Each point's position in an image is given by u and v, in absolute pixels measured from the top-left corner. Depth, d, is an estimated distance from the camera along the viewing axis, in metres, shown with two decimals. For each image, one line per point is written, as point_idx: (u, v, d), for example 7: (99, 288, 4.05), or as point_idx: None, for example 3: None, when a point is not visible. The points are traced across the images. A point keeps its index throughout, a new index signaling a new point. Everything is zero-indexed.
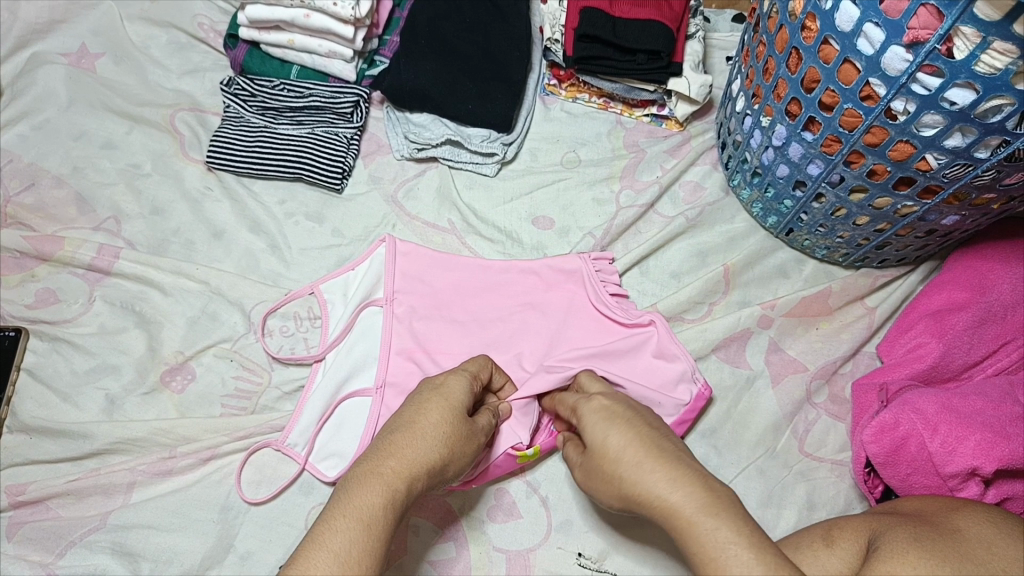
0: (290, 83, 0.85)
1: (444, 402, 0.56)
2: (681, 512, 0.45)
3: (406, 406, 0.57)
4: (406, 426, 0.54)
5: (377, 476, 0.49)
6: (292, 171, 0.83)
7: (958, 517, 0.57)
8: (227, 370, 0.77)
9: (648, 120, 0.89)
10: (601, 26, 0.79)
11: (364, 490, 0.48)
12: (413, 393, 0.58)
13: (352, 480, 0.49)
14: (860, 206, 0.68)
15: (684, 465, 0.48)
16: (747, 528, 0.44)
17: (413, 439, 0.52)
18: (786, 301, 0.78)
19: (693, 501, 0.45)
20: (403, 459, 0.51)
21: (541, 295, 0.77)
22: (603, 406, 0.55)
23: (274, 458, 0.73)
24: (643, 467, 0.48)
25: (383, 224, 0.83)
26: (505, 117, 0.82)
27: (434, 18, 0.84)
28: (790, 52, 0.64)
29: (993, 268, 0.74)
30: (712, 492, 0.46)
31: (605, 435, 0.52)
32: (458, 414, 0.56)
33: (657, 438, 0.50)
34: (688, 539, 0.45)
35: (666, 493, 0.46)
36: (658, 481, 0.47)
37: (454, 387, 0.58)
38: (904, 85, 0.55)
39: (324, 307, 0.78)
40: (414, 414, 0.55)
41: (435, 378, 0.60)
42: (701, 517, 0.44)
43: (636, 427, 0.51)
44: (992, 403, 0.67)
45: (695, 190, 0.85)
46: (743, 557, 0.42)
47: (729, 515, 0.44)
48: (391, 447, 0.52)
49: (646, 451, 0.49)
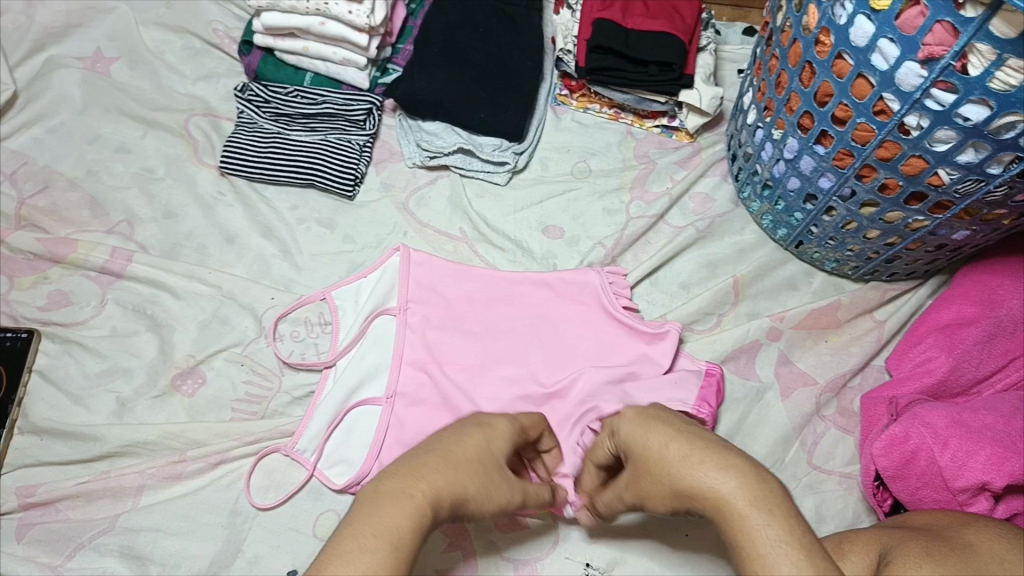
0: (304, 89, 0.86)
1: (489, 443, 0.56)
2: (735, 505, 0.46)
3: (448, 434, 0.56)
4: (447, 453, 0.53)
5: (407, 498, 0.48)
6: (304, 178, 0.83)
7: (970, 529, 0.57)
8: (237, 374, 0.76)
9: (658, 131, 0.89)
10: (614, 38, 0.80)
11: (393, 509, 0.47)
12: (464, 421, 0.58)
13: (380, 496, 0.48)
14: (871, 220, 0.69)
15: (734, 455, 0.48)
16: (795, 526, 0.45)
17: (446, 466, 0.52)
18: (794, 313, 0.79)
19: (747, 493, 0.46)
20: (434, 485, 0.50)
21: (553, 307, 0.78)
22: (639, 414, 0.55)
23: (282, 464, 0.73)
24: (694, 459, 0.48)
25: (395, 232, 0.83)
26: (517, 126, 0.83)
27: (447, 28, 0.86)
28: (803, 66, 0.64)
29: (1003, 282, 0.74)
30: (768, 488, 0.46)
31: (643, 436, 0.53)
32: (495, 461, 0.55)
33: (696, 433, 0.51)
34: (738, 531, 0.45)
35: (723, 486, 0.47)
36: (710, 473, 0.47)
37: (498, 430, 0.58)
38: (918, 100, 0.55)
39: (335, 312, 0.78)
40: (453, 445, 0.54)
41: (481, 419, 0.59)
42: (755, 509, 0.45)
43: (678, 427, 0.52)
44: (1003, 419, 0.65)
45: (705, 201, 0.86)
46: (792, 558, 0.43)
47: (784, 514, 0.45)
48: (426, 469, 0.51)
49: (689, 442, 0.50)
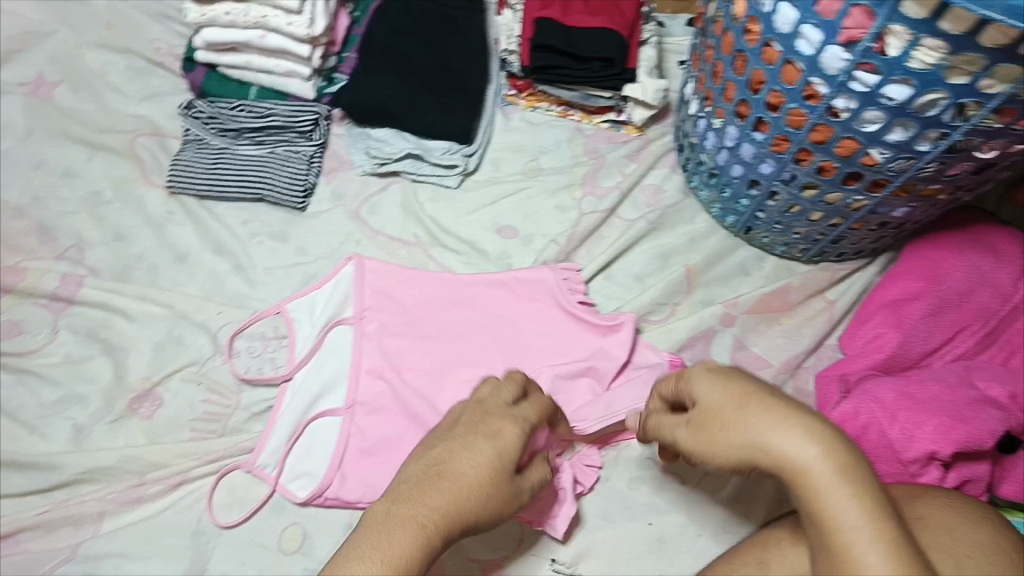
0: (250, 103, 0.84)
1: (496, 459, 0.58)
2: (816, 472, 0.47)
3: (457, 450, 0.58)
4: (453, 476, 0.56)
5: (411, 523, 0.53)
6: (253, 192, 0.83)
7: (932, 491, 0.60)
8: (195, 394, 0.76)
9: (607, 126, 0.90)
10: (555, 36, 0.80)
11: (400, 537, 0.52)
12: (471, 428, 0.60)
13: (390, 520, 0.53)
14: (813, 202, 0.70)
15: (820, 422, 0.49)
16: (876, 499, 0.46)
17: (450, 489, 0.56)
18: (746, 299, 0.80)
19: (830, 464, 0.47)
20: (436, 509, 0.54)
21: (511, 306, 0.79)
22: (711, 368, 0.54)
23: (245, 480, 0.73)
24: (776, 422, 0.49)
25: (348, 241, 0.83)
26: (465, 127, 0.83)
27: (390, 33, 0.86)
28: (735, 55, 0.65)
29: (947, 257, 0.75)
30: (847, 457, 0.47)
31: (716, 391, 0.52)
32: (505, 472, 0.58)
33: (773, 394, 0.51)
34: (816, 499, 0.47)
35: (805, 454, 0.47)
36: (790, 437, 0.48)
37: (508, 437, 0.59)
38: (843, 83, 0.56)
39: (290, 326, 0.78)
40: (461, 461, 0.57)
41: (493, 421, 0.60)
42: (836, 481, 0.46)
43: (761, 387, 0.52)
44: (949, 389, 0.66)
45: (655, 193, 0.87)
46: (874, 530, 0.45)
47: (865, 487, 0.46)
48: (433, 495, 0.55)
49: (769, 403, 0.50)
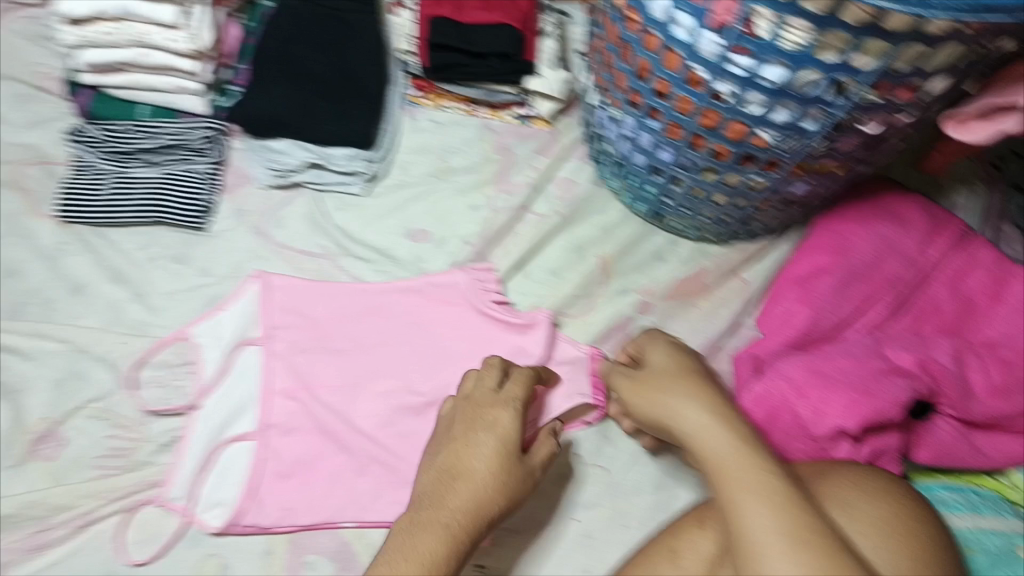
0: (140, 124, 0.81)
1: (501, 450, 0.65)
2: (719, 448, 0.57)
3: (461, 447, 0.65)
4: (465, 474, 0.64)
5: (438, 526, 0.60)
6: (149, 216, 0.79)
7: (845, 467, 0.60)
8: (99, 430, 0.73)
9: (515, 121, 0.87)
10: (450, 34, 0.79)
11: (429, 540, 0.59)
12: (469, 425, 0.66)
13: (414, 526, 0.60)
14: (715, 186, 0.69)
15: (729, 411, 0.60)
16: (792, 513, 0.52)
17: (467, 485, 0.63)
18: (661, 286, 0.80)
19: (736, 447, 0.57)
20: (460, 509, 0.61)
21: (425, 312, 0.78)
22: (673, 349, 0.68)
23: (157, 515, 0.71)
24: (688, 396, 0.62)
25: (252, 258, 0.80)
26: (366, 133, 0.81)
27: (284, 42, 0.83)
28: (622, 44, 0.64)
29: (855, 229, 0.75)
30: (755, 459, 0.56)
31: (665, 364, 0.67)
32: (510, 454, 0.65)
33: (706, 384, 0.63)
34: (715, 469, 0.56)
35: (702, 422, 0.60)
36: (699, 416, 0.60)
37: (504, 425, 0.66)
38: (721, 68, 0.55)
39: (196, 351, 0.76)
40: (464, 458, 0.65)
41: (486, 412, 0.67)
42: (720, 440, 0.58)
43: (688, 366, 0.66)
44: (857, 362, 0.67)
45: (568, 186, 0.85)
46: (784, 538, 0.50)
47: (783, 507, 0.52)
48: (453, 497, 0.62)
49: (701, 390, 0.62)
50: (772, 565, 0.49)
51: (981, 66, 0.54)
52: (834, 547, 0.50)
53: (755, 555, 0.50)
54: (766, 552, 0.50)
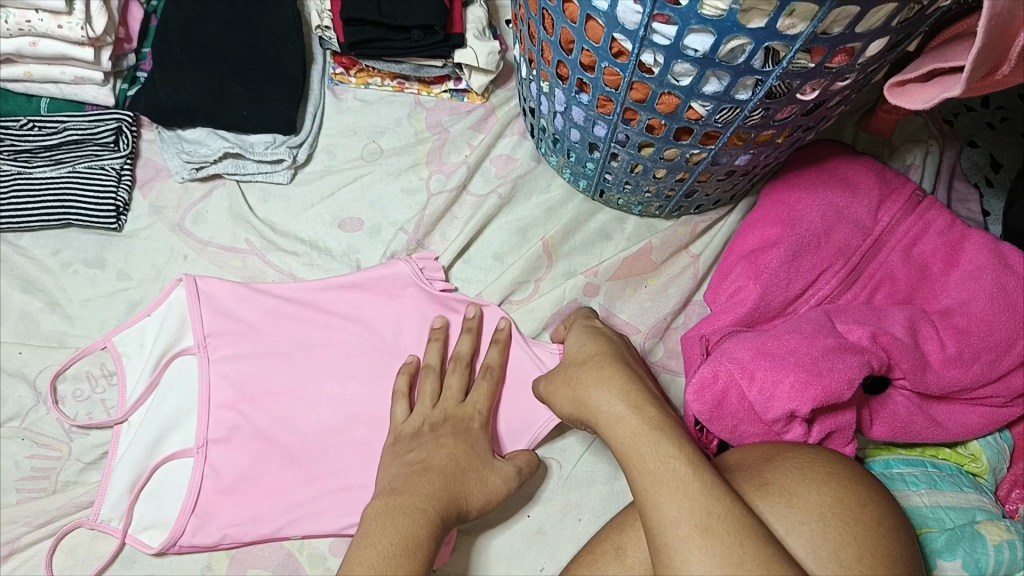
0: (40, 119, 0.76)
1: (468, 448, 0.63)
2: (627, 425, 0.56)
3: (430, 446, 0.63)
4: (436, 466, 0.61)
5: (415, 509, 0.57)
6: (58, 219, 0.74)
7: (790, 454, 0.57)
8: (19, 450, 0.69)
9: (447, 96, 0.83)
10: (364, 7, 0.73)
11: (405, 522, 0.56)
12: (440, 427, 0.65)
13: (390, 510, 0.57)
14: (653, 160, 0.66)
15: (635, 387, 0.59)
16: (699, 493, 0.50)
17: (438, 479, 0.60)
18: (608, 265, 0.76)
19: (637, 423, 0.56)
20: (432, 498, 0.58)
21: (366, 309, 0.73)
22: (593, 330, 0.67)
23: (88, 537, 0.67)
24: (599, 381, 0.60)
25: (174, 257, 0.76)
26: (287, 117, 0.76)
27: (187, 23, 0.77)
28: (543, 13, 0.59)
29: (802, 197, 0.72)
30: (657, 437, 0.54)
31: (582, 344, 0.65)
32: (481, 461, 0.63)
33: (610, 363, 0.62)
34: (624, 451, 0.56)
35: (616, 408, 0.58)
36: (607, 394, 0.59)
37: (477, 434, 0.65)
38: (644, 38, 0.51)
39: (118, 362, 0.71)
40: (435, 454, 0.62)
41: (458, 418, 0.66)
42: (634, 426, 0.56)
43: (602, 349, 0.64)
44: (806, 339, 0.64)
45: (507, 163, 0.81)
46: (685, 515, 0.49)
47: (688, 486, 0.50)
48: (427, 482, 0.59)
49: (608, 367, 0.61)
50: (683, 555, 0.48)
51: (919, 25, 0.50)
52: (749, 531, 0.48)
53: (667, 547, 0.49)
54: (676, 542, 0.48)
